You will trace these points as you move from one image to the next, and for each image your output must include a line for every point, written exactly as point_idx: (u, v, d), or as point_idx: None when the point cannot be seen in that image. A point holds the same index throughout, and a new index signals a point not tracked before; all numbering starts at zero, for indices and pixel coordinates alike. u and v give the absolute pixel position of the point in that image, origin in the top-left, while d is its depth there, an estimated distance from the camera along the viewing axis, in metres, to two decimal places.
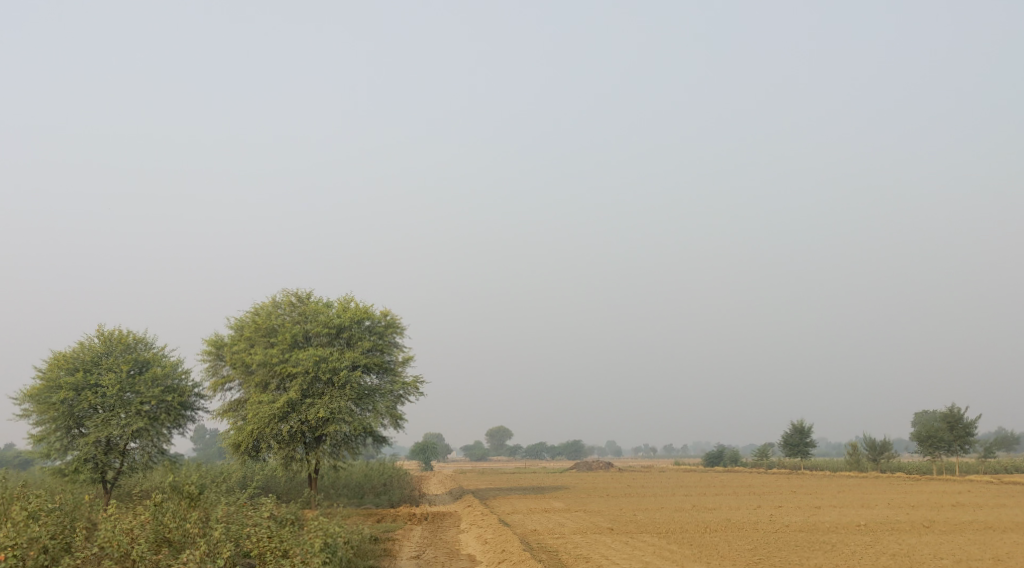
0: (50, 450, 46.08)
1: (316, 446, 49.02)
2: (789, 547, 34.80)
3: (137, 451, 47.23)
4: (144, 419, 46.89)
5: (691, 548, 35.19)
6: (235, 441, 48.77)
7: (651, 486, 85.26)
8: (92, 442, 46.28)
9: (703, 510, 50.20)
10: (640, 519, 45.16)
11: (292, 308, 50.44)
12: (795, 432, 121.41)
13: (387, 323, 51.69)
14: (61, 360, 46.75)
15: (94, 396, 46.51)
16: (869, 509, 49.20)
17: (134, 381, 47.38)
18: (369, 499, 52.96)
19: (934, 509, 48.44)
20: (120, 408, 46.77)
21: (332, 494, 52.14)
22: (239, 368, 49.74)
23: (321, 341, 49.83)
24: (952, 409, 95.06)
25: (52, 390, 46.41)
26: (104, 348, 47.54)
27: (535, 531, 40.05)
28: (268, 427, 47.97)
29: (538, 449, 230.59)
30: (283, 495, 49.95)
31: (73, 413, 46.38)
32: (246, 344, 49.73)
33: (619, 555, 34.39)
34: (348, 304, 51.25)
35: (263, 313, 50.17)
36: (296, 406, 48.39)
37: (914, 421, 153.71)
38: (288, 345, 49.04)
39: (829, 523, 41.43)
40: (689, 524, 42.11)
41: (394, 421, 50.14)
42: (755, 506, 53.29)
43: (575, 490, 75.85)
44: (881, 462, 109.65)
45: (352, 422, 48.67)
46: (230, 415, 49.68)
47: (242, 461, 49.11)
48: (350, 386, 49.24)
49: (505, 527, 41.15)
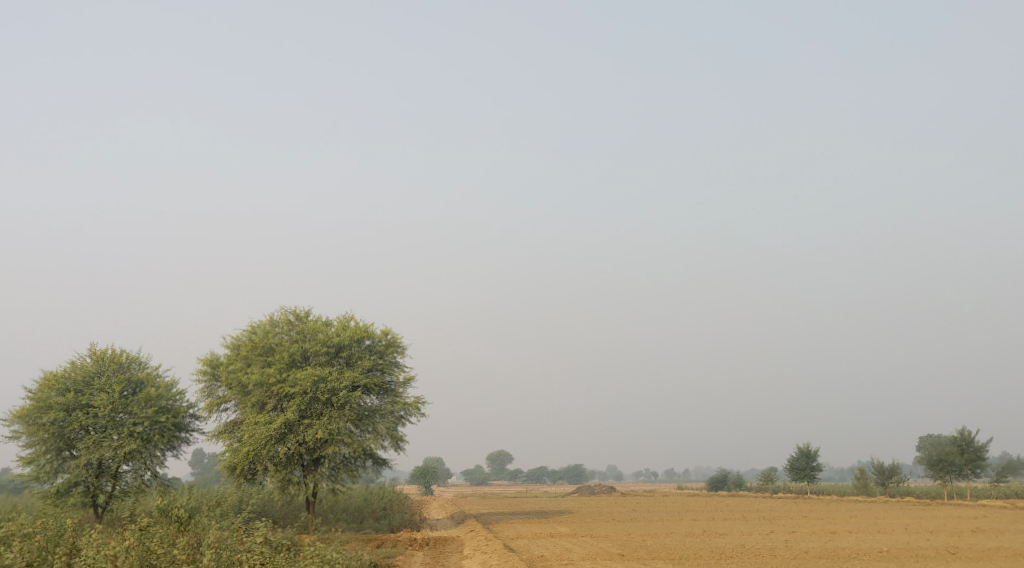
0: (40, 473, 44.40)
1: (314, 469, 47.35)
2: None
3: (130, 474, 45.50)
4: (137, 441, 45.18)
5: None
6: (231, 464, 47.00)
7: (657, 510, 83.33)
8: (83, 465, 44.59)
9: (715, 536, 48.43)
10: (651, 545, 43.39)
11: (291, 326, 48.84)
12: (802, 456, 119.44)
13: (388, 342, 50.01)
14: (52, 381, 45.13)
15: (86, 417, 44.84)
16: (885, 535, 47.29)
17: (127, 402, 45.70)
18: (369, 523, 51.17)
19: (954, 535, 46.52)
20: (113, 429, 45.09)
21: (331, 519, 50.44)
22: (235, 389, 48.08)
23: (319, 361, 48.18)
24: (963, 432, 93.33)
25: (42, 411, 44.74)
26: (97, 368, 45.93)
27: (543, 557, 38.13)
28: (264, 449, 46.29)
29: (538, 473, 227.95)
30: (280, 519, 48.27)
31: (63, 435, 44.74)
32: (243, 363, 48.09)
33: None
34: (348, 322, 49.67)
35: (260, 331, 48.57)
36: (294, 427, 46.69)
37: (920, 444, 152.39)
38: (286, 365, 47.44)
39: (849, 550, 39.49)
40: (704, 551, 40.28)
41: (395, 443, 48.42)
42: (768, 531, 51.42)
43: (578, 515, 73.91)
44: (890, 486, 107.70)
45: (351, 444, 47.00)
46: (225, 437, 47.94)
47: (238, 484, 47.33)
48: (350, 406, 47.52)
49: (510, 553, 39.20)
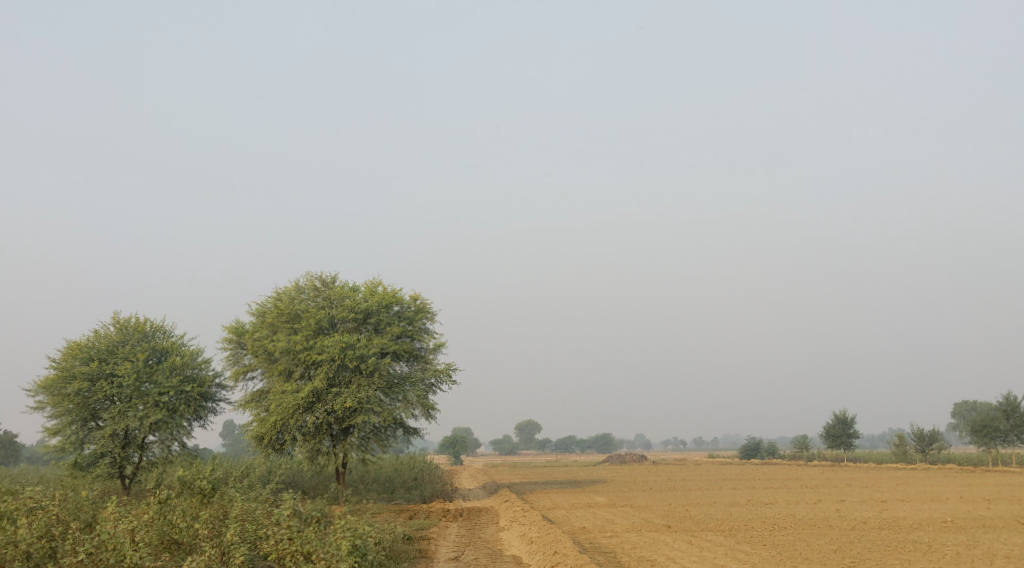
0: (66, 444, 42.96)
1: (343, 439, 45.69)
2: (879, 548, 28.99)
3: (157, 445, 44.07)
4: (163, 411, 43.59)
5: (768, 549, 29.47)
6: (258, 434, 45.32)
7: (693, 478, 81.44)
8: (108, 436, 43.09)
9: (760, 505, 46.44)
10: (696, 515, 41.27)
11: (317, 292, 47.04)
12: (838, 422, 116.88)
13: (418, 308, 48.19)
14: (75, 349, 43.60)
15: (110, 387, 43.31)
16: (941, 504, 45.03)
17: (152, 370, 44.09)
18: (400, 494, 49.66)
19: (1015, 503, 44.19)
20: (137, 399, 43.49)
21: (361, 490, 49.06)
22: (262, 356, 46.37)
23: (347, 328, 46.38)
24: (1008, 397, 90.64)
25: (66, 380, 43.22)
26: (120, 336, 44.36)
27: (585, 529, 36.02)
28: (292, 418, 44.53)
29: (566, 442, 226.24)
30: (309, 491, 46.90)
31: (88, 405, 43.22)
32: (269, 330, 46.36)
33: (688, 558, 28.81)
34: (376, 288, 47.83)
35: (285, 297, 46.80)
36: (322, 396, 44.95)
37: (958, 411, 150.06)
38: (312, 331, 45.63)
39: (909, 520, 37.16)
40: (756, 522, 37.87)
41: (426, 412, 46.67)
42: (816, 500, 49.29)
43: (612, 484, 72.08)
44: (930, 453, 105.13)
45: (381, 413, 45.18)
46: (253, 406, 46.31)
47: (265, 455, 45.71)
48: (379, 374, 45.77)
49: (550, 524, 37.09)
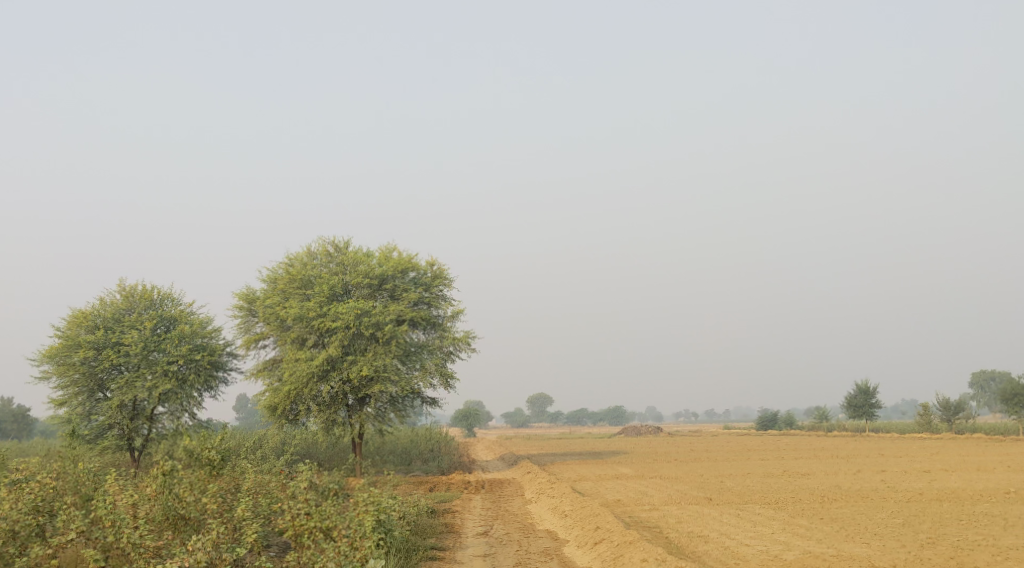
0: (72, 416, 40.87)
1: (360, 409, 43.51)
2: (951, 522, 26.63)
3: (166, 416, 41.96)
4: (172, 381, 41.42)
5: (829, 524, 27.05)
6: (271, 405, 43.04)
7: (717, 450, 78.86)
8: (116, 407, 40.95)
9: (797, 476, 44.01)
10: (733, 488, 38.92)
11: (330, 258, 44.68)
12: (859, 392, 114.34)
13: (434, 274, 45.89)
14: (80, 317, 41.34)
15: (117, 355, 41.04)
16: (990, 474, 42.55)
17: (160, 339, 41.82)
18: (418, 465, 47.60)
19: None
20: (145, 368, 41.27)
21: (378, 462, 47.07)
22: (273, 325, 43.88)
23: (362, 294, 44.04)
24: None
25: (71, 349, 40.97)
26: (127, 304, 42.11)
27: (620, 502, 33.69)
28: (306, 388, 42.36)
29: (579, 415, 224.76)
30: (325, 463, 44.93)
31: (94, 374, 41.03)
32: (280, 297, 43.95)
33: (745, 534, 26.38)
34: (390, 253, 45.50)
35: (297, 263, 44.45)
36: (337, 364, 42.73)
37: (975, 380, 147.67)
38: (326, 297, 43.27)
39: (967, 491, 34.78)
40: (803, 493, 35.49)
41: (445, 381, 44.47)
42: (853, 471, 46.95)
43: (634, 456, 69.71)
44: (956, 423, 102.45)
45: (399, 382, 43.04)
46: (265, 375, 44.07)
47: (279, 426, 43.48)
48: (395, 342, 43.54)
49: (583, 497, 34.78)
